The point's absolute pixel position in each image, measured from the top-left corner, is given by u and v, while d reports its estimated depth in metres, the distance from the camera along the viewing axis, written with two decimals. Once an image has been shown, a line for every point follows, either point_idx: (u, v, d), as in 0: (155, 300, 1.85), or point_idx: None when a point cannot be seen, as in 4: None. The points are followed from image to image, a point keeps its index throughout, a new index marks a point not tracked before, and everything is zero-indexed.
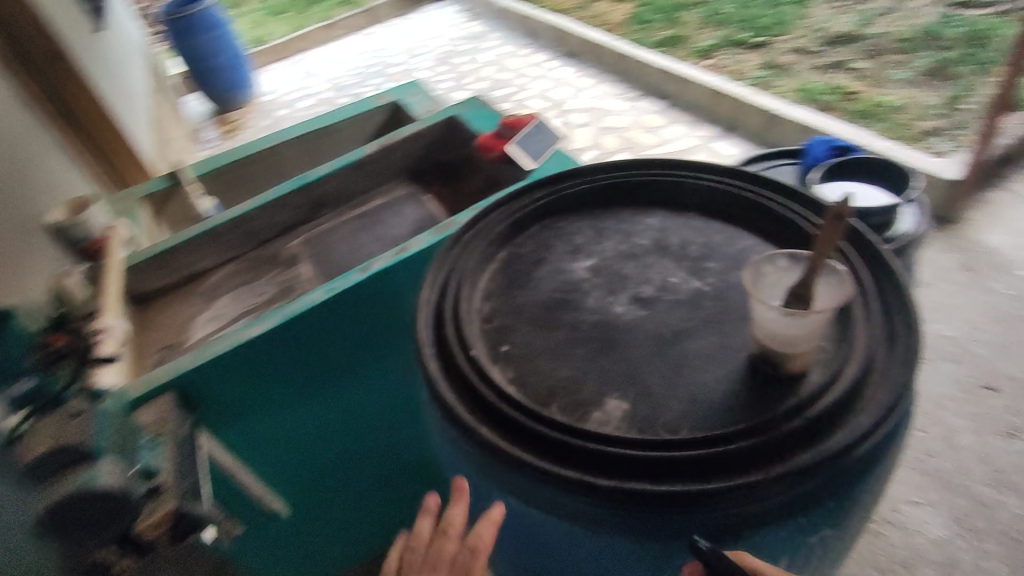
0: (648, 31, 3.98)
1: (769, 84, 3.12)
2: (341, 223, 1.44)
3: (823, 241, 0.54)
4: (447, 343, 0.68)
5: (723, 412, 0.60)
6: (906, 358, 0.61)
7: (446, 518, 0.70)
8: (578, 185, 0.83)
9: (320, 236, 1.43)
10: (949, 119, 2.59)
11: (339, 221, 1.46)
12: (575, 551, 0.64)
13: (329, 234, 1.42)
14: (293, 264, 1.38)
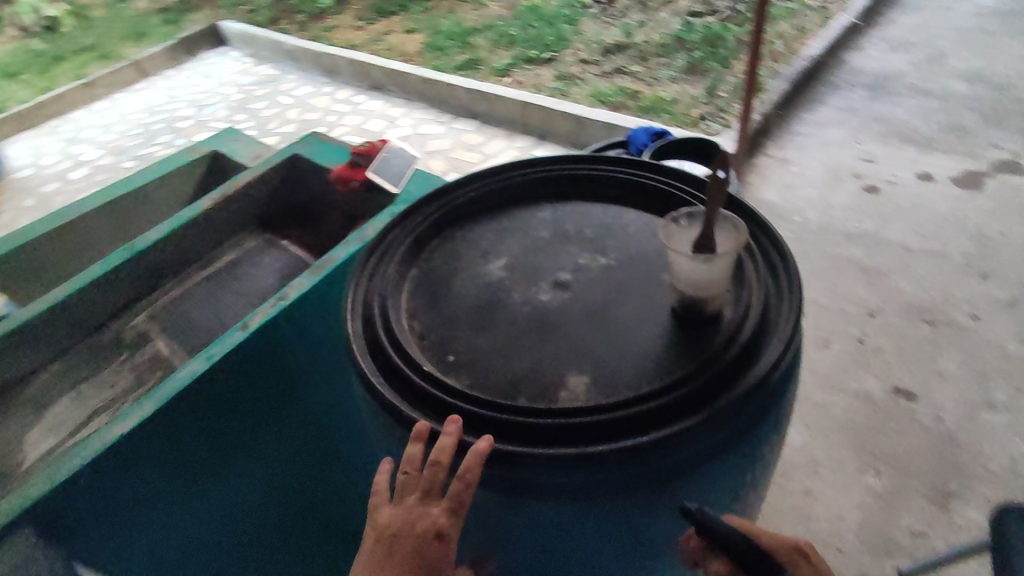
0: (445, 57, 4.14)
1: (566, 94, 3.44)
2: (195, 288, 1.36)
3: (715, 193, 0.62)
4: (392, 361, 0.67)
5: (667, 360, 0.66)
6: (791, 279, 0.71)
7: (404, 462, 0.62)
8: (470, 192, 0.86)
9: (170, 306, 1.34)
10: (713, 105, 3.09)
11: (187, 285, 1.38)
12: (570, 528, 0.66)
13: (181, 303, 1.34)
14: (145, 343, 1.30)
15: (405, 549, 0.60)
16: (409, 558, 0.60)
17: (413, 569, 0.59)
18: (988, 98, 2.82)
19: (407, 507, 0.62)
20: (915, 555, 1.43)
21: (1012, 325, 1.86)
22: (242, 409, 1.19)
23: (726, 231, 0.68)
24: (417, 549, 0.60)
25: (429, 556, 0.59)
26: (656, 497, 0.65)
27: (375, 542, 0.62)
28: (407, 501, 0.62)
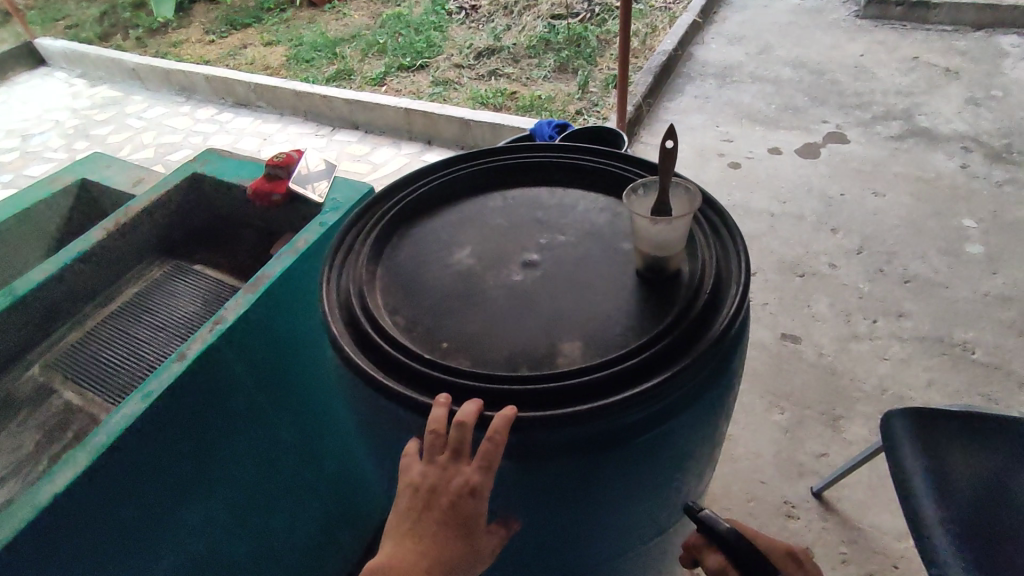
0: (314, 69, 4.00)
1: (446, 98, 3.48)
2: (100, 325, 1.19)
3: (668, 158, 0.69)
4: (381, 350, 0.67)
5: (643, 316, 0.70)
6: (732, 229, 0.76)
7: (430, 421, 0.61)
8: (425, 187, 0.87)
9: (71, 349, 1.18)
10: (587, 100, 3.29)
11: (88, 324, 1.21)
12: (583, 495, 0.68)
13: (85, 345, 1.18)
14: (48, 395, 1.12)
15: (442, 506, 0.61)
16: (445, 514, 0.60)
17: (450, 526, 0.60)
18: (811, 80, 3.28)
19: (438, 465, 0.61)
20: (821, 473, 1.64)
21: (862, 269, 2.19)
22: (200, 450, 0.95)
23: (678, 196, 0.75)
24: (453, 504, 0.60)
25: (464, 512, 0.60)
26: (654, 450, 0.68)
27: (409, 499, 0.62)
28: (438, 460, 0.61)
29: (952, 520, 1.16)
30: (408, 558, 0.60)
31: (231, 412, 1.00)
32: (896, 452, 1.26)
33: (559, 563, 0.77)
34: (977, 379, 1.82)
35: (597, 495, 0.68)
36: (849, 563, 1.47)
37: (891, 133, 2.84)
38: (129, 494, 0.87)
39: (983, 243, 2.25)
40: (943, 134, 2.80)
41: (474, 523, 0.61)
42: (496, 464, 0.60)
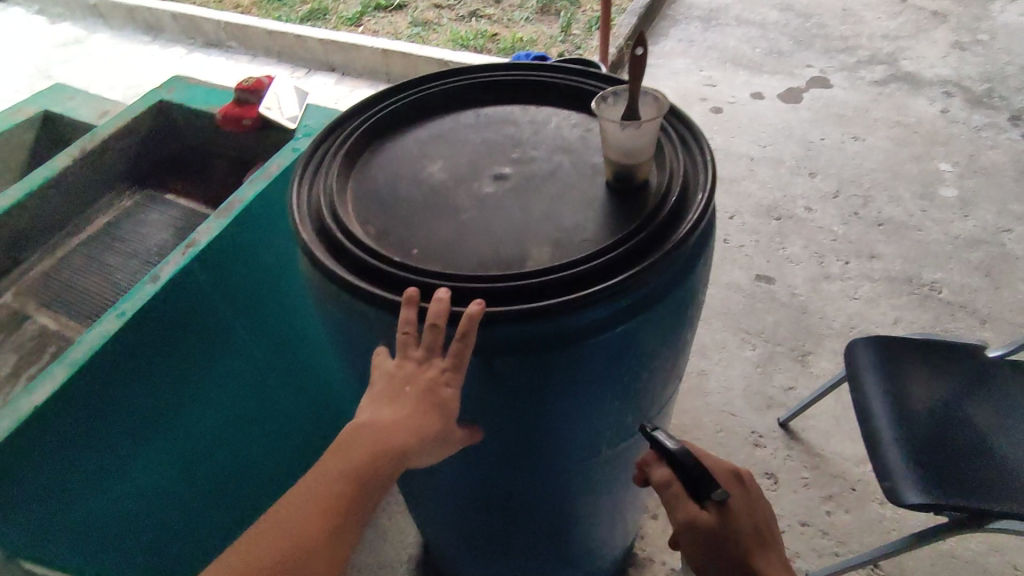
0: (287, 8, 3.83)
1: (425, 40, 3.37)
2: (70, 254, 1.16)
3: (636, 64, 0.69)
4: (352, 255, 0.68)
5: (610, 223, 0.71)
6: (700, 140, 0.76)
7: (401, 321, 0.63)
8: (395, 103, 0.86)
9: (42, 278, 1.15)
10: (570, 43, 3.21)
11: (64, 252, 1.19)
12: (550, 392, 0.71)
13: (59, 270, 1.15)
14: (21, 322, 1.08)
15: (416, 392, 0.65)
16: (418, 400, 0.65)
17: (422, 409, 0.65)
18: (797, 24, 3.23)
19: (411, 359, 0.64)
20: (789, 405, 1.71)
21: (837, 212, 2.22)
22: (179, 369, 0.97)
23: (648, 103, 0.75)
24: (427, 391, 0.64)
25: (436, 399, 0.65)
26: (618, 350, 0.71)
27: (383, 384, 0.67)
28: (410, 352, 0.64)
29: (907, 437, 1.20)
30: (383, 431, 0.65)
31: (209, 336, 1.01)
32: (859, 376, 1.31)
33: (530, 457, 0.81)
34: (942, 316, 1.88)
35: (563, 391, 0.72)
36: (810, 486, 1.55)
37: (874, 78, 2.83)
38: (110, 412, 0.89)
39: (957, 188, 2.28)
40: (926, 80, 2.80)
41: (447, 409, 0.65)
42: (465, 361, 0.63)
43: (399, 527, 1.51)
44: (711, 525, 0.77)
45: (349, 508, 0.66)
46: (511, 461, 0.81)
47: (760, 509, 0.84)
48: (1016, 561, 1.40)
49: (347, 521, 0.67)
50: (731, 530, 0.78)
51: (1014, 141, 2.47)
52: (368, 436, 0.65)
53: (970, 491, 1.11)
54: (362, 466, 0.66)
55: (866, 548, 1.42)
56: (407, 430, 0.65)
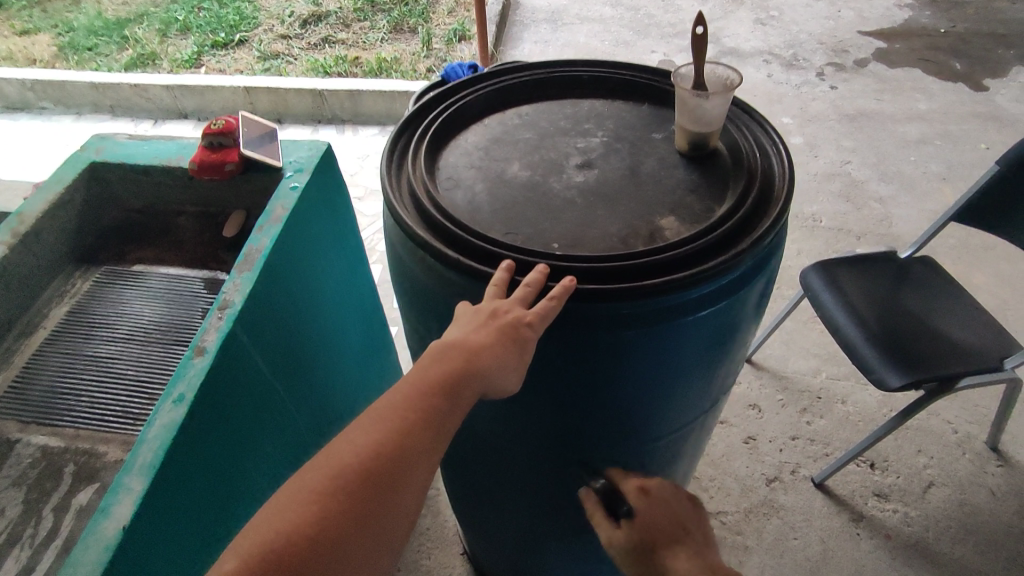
0: (103, 58, 3.40)
1: (283, 73, 3.20)
2: (48, 353, 1.00)
3: (701, 46, 0.77)
4: (501, 256, 0.68)
5: (711, 186, 0.77)
6: (746, 108, 0.85)
7: (493, 280, 0.65)
8: (442, 114, 0.86)
9: (16, 385, 0.97)
10: (435, 57, 3.25)
11: (28, 351, 1.02)
12: (680, 345, 0.78)
13: (36, 369, 0.99)
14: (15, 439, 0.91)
15: (499, 326, 0.64)
16: (499, 334, 0.64)
17: (506, 343, 0.64)
18: (631, 17, 3.58)
19: (490, 304, 0.65)
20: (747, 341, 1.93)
21: None
22: (243, 432, 0.87)
23: (716, 79, 0.82)
24: (505, 331, 0.63)
25: (519, 338, 0.64)
26: (737, 299, 0.78)
27: (467, 317, 0.66)
28: (494, 299, 0.65)
29: (872, 336, 1.43)
30: (466, 355, 0.63)
31: (260, 399, 0.91)
32: (817, 295, 1.53)
33: (650, 413, 0.88)
34: (830, 241, 2.23)
35: (687, 345, 0.79)
36: (787, 405, 1.76)
37: (708, 55, 3.25)
38: (194, 500, 0.77)
39: (801, 135, 2.71)
40: (747, 52, 3.26)
41: (528, 350, 0.65)
42: (552, 320, 0.64)
43: (442, 562, 1.49)
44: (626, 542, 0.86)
45: (436, 432, 0.61)
46: (629, 416, 0.87)
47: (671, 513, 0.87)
48: (949, 418, 1.70)
49: (431, 444, 0.60)
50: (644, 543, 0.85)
51: (827, 92, 2.96)
52: (451, 353, 0.63)
53: (935, 365, 1.35)
54: (453, 384, 0.62)
55: (846, 443, 1.66)
56: (494, 357, 0.64)
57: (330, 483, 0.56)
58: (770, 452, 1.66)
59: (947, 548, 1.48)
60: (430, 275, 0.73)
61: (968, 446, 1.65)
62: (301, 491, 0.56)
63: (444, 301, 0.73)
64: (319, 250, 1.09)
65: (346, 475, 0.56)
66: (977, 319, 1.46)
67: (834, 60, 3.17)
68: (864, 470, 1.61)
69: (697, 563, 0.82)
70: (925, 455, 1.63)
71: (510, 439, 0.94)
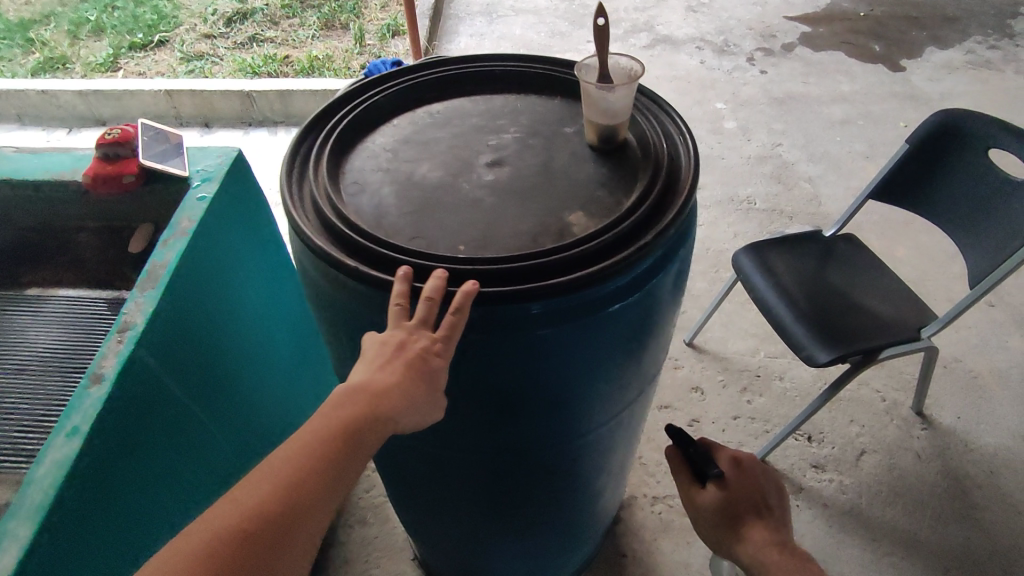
0: (6, 62, 3.18)
1: (208, 74, 3.06)
2: None
3: (603, 37, 0.76)
4: (404, 263, 0.66)
5: (621, 178, 0.77)
6: (656, 97, 0.85)
7: (394, 295, 0.63)
8: (348, 116, 0.83)
9: None
10: (368, 54, 3.16)
11: None
12: (603, 338, 0.78)
13: None
14: None
15: (407, 358, 0.63)
16: (408, 367, 0.63)
17: (412, 376, 0.63)
18: (566, 8, 3.57)
19: (396, 330, 0.63)
20: (688, 326, 1.96)
21: None
22: (154, 459, 0.82)
23: (618, 71, 0.83)
24: (414, 364, 0.63)
25: (426, 369, 0.63)
26: (654, 289, 0.79)
27: (374, 349, 0.65)
28: (399, 320, 0.63)
29: (802, 314, 1.47)
30: (375, 396, 0.62)
31: (174, 426, 0.86)
32: (749, 277, 1.57)
33: (578, 409, 0.88)
34: (764, 222, 2.29)
35: (609, 337, 0.79)
36: (728, 385, 1.80)
37: (642, 44, 3.28)
38: (98, 535, 0.72)
39: (734, 119, 2.77)
40: (680, 40, 3.31)
41: (437, 379, 0.65)
42: (459, 335, 0.63)
43: (391, 570, 1.46)
44: (712, 501, 0.95)
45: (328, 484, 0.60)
46: (559, 411, 0.86)
47: (757, 486, 0.96)
48: (878, 387, 1.78)
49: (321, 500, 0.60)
50: (728, 508, 0.94)
51: (757, 76, 3.03)
52: (358, 397, 0.62)
53: (859, 338, 1.41)
54: (351, 432, 0.61)
55: (784, 418, 1.71)
56: (401, 396, 0.63)
57: (210, 544, 0.55)
58: (713, 433, 1.70)
59: (879, 512, 1.55)
60: (334, 286, 0.70)
61: (895, 413, 1.72)
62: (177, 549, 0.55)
63: (350, 312, 0.71)
64: (235, 265, 1.04)
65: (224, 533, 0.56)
66: (897, 292, 1.53)
67: (762, 45, 3.25)
68: (802, 443, 1.67)
69: (774, 536, 0.92)
70: (858, 424, 1.70)
71: (441, 445, 0.92)
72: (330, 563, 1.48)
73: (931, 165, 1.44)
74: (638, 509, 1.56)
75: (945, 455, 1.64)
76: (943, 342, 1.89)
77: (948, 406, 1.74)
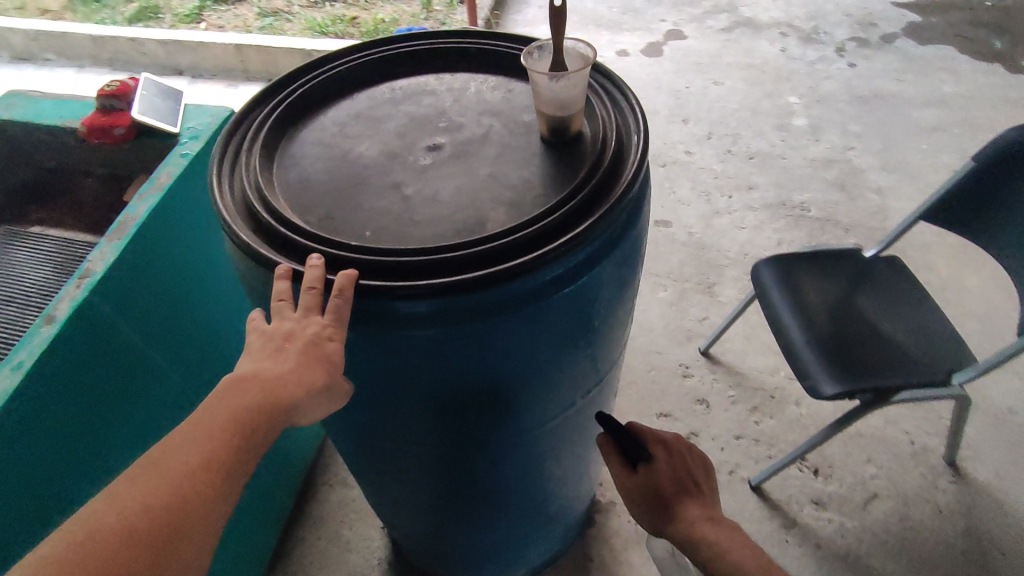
0: (109, 10, 3.42)
1: (279, 31, 3.15)
2: None
3: (558, 21, 0.70)
4: (303, 248, 0.65)
5: (558, 176, 0.72)
6: (622, 87, 0.79)
7: (275, 293, 0.63)
8: (304, 84, 0.81)
9: None
10: (434, 20, 3.14)
11: None
12: (530, 346, 0.73)
13: None
14: None
15: (298, 347, 0.64)
16: (300, 355, 0.63)
17: (306, 363, 0.63)
18: None
19: (283, 318, 0.63)
20: (706, 334, 1.85)
21: (713, 152, 2.41)
22: (107, 399, 0.88)
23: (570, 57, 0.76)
24: (306, 349, 0.63)
25: (320, 354, 0.64)
26: (588, 296, 0.74)
27: (260, 343, 0.66)
28: (284, 314, 0.63)
29: (815, 339, 1.34)
30: (270, 383, 0.63)
31: (124, 374, 0.91)
32: (768, 292, 1.44)
33: (510, 414, 0.85)
34: (814, 232, 2.11)
35: (536, 347, 0.74)
36: (737, 403, 1.70)
37: (721, 26, 3.04)
38: (40, 465, 0.78)
39: (806, 116, 2.54)
40: (763, 23, 3.04)
41: (332, 363, 0.65)
42: (345, 321, 0.63)
43: (361, 533, 1.50)
44: (638, 486, 0.94)
45: (225, 475, 0.62)
46: (489, 416, 0.83)
47: (685, 468, 0.96)
48: (907, 428, 1.62)
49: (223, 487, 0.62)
50: (656, 489, 0.94)
51: (843, 70, 2.75)
52: (252, 386, 0.64)
53: (875, 373, 1.27)
54: (250, 420, 0.63)
55: (791, 445, 1.60)
56: (295, 384, 0.63)
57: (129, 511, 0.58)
58: (710, 450, 1.61)
59: (878, 562, 1.42)
60: (245, 264, 0.69)
61: (922, 459, 1.56)
62: (70, 537, 0.56)
63: (257, 291, 0.70)
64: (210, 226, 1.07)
65: (104, 536, 0.56)
66: (933, 326, 1.36)
67: (858, 34, 2.92)
68: (806, 476, 1.55)
69: (703, 511, 0.93)
70: (874, 465, 1.56)
71: (373, 437, 0.91)
72: (307, 518, 1.54)
73: (992, 189, 1.25)
74: (615, 516, 1.52)
75: (971, 515, 1.48)
76: (998, 389, 1.67)
77: (986, 461, 1.55)
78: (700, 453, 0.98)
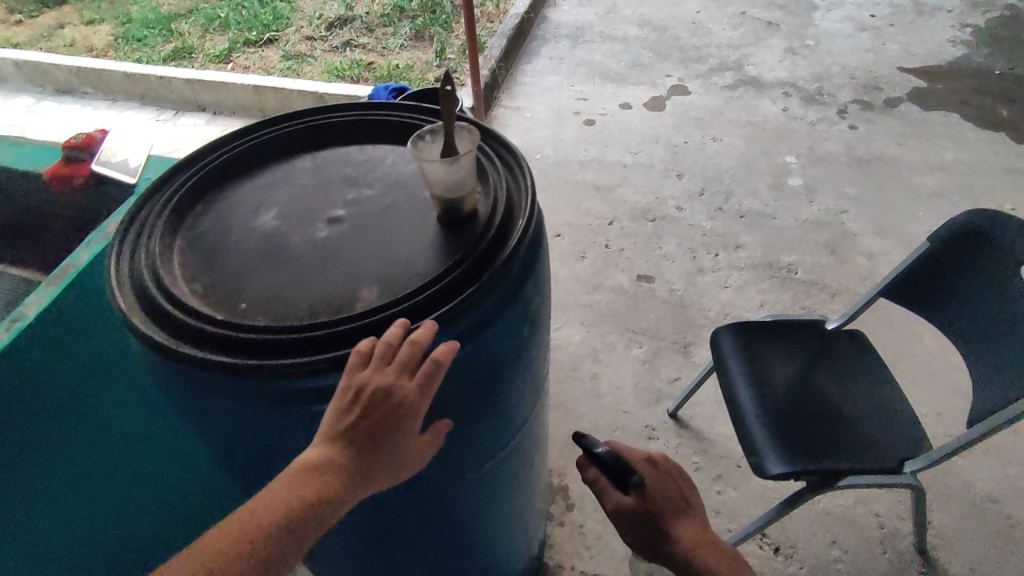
0: (147, 49, 3.65)
1: (299, 74, 3.31)
2: None
3: (449, 109, 0.73)
4: (179, 321, 0.67)
5: (442, 254, 0.74)
6: (522, 166, 0.82)
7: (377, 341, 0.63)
8: (226, 151, 0.86)
9: None
10: (445, 68, 3.26)
11: None
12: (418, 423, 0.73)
13: None
14: None
15: (386, 414, 0.64)
16: (385, 421, 0.64)
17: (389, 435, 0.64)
18: (655, 37, 3.42)
19: (383, 373, 0.63)
20: (676, 395, 1.82)
21: (704, 209, 2.40)
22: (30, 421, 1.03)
23: (461, 139, 0.79)
24: (392, 415, 0.64)
25: (399, 423, 0.65)
26: (475, 372, 0.74)
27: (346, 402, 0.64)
28: (387, 369, 0.63)
29: (767, 412, 1.31)
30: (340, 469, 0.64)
31: (23, 448, 1.03)
32: (725, 360, 1.41)
33: (413, 493, 0.84)
34: (799, 295, 2.07)
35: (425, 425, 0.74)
36: (701, 469, 1.65)
37: (724, 83, 3.06)
38: None
39: (802, 176, 2.52)
40: (768, 82, 3.05)
41: (405, 435, 0.66)
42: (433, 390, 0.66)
43: None
44: (629, 508, 0.92)
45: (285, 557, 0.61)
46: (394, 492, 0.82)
47: (675, 485, 0.96)
48: (878, 510, 1.54)
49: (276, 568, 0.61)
50: (649, 509, 0.92)
51: (844, 132, 2.73)
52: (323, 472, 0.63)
53: (821, 454, 1.23)
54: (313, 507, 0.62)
55: (752, 519, 1.54)
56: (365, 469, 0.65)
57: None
58: None
59: None
60: None
61: (891, 545, 1.49)
62: None
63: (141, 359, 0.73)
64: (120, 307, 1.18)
65: None
66: (890, 406, 1.32)
67: (861, 96, 2.90)
68: (766, 553, 1.49)
69: (697, 531, 0.92)
70: (839, 547, 1.49)
71: None
72: None
73: (952, 272, 1.22)
74: None
75: None
76: (979, 474, 1.59)
77: (960, 552, 1.47)
78: (685, 471, 0.98)
